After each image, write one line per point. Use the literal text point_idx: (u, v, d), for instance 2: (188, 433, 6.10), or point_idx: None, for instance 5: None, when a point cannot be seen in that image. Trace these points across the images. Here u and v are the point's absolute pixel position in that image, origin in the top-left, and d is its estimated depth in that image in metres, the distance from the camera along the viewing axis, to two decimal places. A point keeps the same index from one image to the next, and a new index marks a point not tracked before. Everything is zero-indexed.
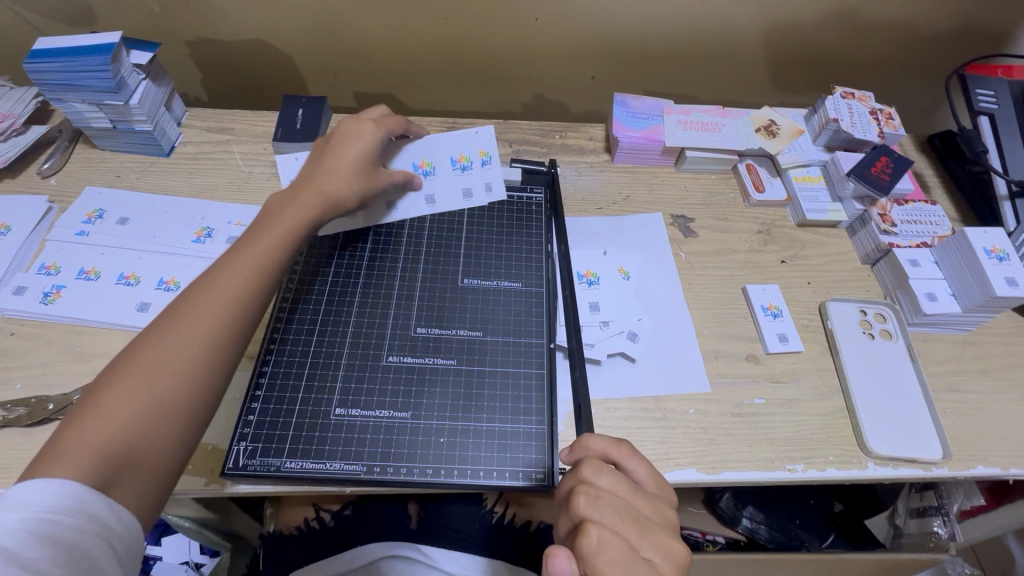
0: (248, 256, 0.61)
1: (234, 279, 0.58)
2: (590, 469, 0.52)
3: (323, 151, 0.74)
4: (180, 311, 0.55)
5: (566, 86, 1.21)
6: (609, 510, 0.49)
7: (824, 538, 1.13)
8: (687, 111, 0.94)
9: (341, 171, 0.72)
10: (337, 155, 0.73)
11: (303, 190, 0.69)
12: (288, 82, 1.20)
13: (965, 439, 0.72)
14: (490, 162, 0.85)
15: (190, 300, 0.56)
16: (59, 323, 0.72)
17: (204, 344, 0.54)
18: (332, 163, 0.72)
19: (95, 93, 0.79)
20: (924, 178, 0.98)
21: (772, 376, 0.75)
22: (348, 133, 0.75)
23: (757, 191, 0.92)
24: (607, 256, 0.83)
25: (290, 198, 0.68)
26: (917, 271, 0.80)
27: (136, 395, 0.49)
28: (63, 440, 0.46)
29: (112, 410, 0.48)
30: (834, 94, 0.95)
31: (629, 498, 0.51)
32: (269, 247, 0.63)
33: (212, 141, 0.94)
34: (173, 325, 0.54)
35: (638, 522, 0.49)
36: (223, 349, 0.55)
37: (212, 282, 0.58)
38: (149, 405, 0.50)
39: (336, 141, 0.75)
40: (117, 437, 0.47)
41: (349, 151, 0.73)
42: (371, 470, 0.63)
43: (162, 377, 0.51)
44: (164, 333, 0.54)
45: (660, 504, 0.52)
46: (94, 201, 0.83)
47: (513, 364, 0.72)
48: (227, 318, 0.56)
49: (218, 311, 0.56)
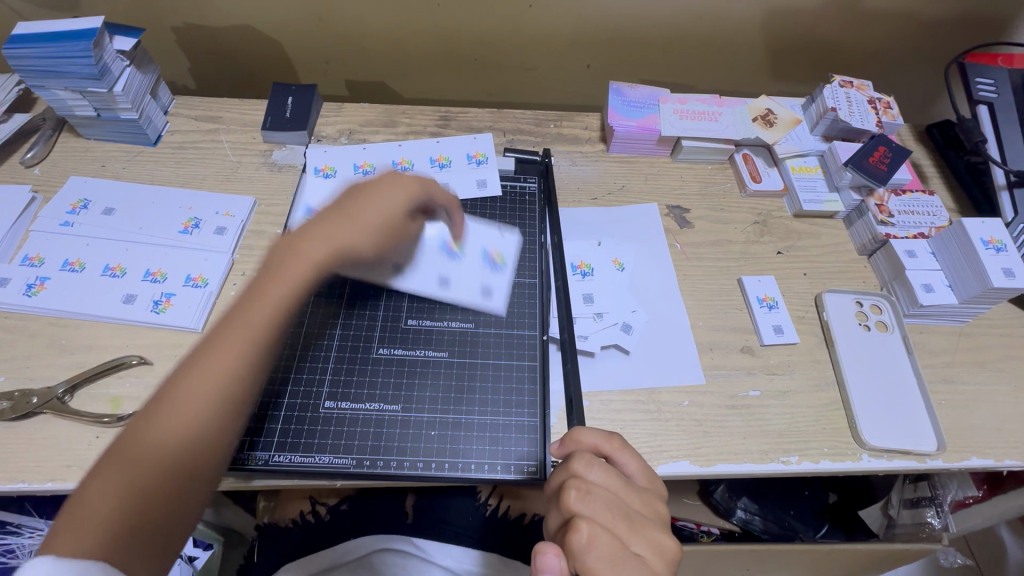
0: (250, 311, 0.52)
1: (231, 342, 0.50)
2: (581, 463, 0.51)
3: (350, 193, 0.64)
4: (173, 382, 0.48)
5: (561, 74, 1.19)
6: (600, 505, 0.48)
7: (818, 529, 1.14)
8: (684, 100, 0.93)
9: (364, 219, 0.61)
10: (361, 200, 0.62)
11: (316, 233, 0.58)
12: (279, 70, 1.18)
13: (959, 431, 0.72)
14: (486, 161, 0.88)
15: (184, 368, 0.49)
16: (44, 315, 0.71)
17: (223, 399, 0.49)
18: (353, 208, 0.61)
19: (77, 81, 0.77)
20: (922, 169, 0.97)
21: (767, 368, 0.74)
22: (381, 182, 0.65)
23: (753, 181, 0.91)
24: (601, 246, 0.82)
25: (300, 242, 0.58)
26: (914, 262, 0.80)
27: (152, 458, 0.45)
28: (77, 500, 0.43)
29: (95, 500, 0.43)
30: (832, 82, 0.94)
31: (619, 492, 0.50)
32: (273, 302, 0.54)
33: (200, 129, 0.92)
34: (166, 397, 0.48)
35: (628, 517, 0.48)
36: (223, 430, 0.49)
37: (238, 321, 0.52)
38: (135, 494, 0.44)
39: (365, 185, 0.64)
40: (128, 506, 0.43)
41: (375, 197, 0.63)
42: (361, 463, 0.62)
43: (178, 438, 0.47)
44: (162, 401, 0.48)
45: (650, 498, 0.52)
46: (80, 191, 0.81)
47: (505, 355, 0.71)
48: (226, 389, 0.49)
49: (242, 361, 0.51)
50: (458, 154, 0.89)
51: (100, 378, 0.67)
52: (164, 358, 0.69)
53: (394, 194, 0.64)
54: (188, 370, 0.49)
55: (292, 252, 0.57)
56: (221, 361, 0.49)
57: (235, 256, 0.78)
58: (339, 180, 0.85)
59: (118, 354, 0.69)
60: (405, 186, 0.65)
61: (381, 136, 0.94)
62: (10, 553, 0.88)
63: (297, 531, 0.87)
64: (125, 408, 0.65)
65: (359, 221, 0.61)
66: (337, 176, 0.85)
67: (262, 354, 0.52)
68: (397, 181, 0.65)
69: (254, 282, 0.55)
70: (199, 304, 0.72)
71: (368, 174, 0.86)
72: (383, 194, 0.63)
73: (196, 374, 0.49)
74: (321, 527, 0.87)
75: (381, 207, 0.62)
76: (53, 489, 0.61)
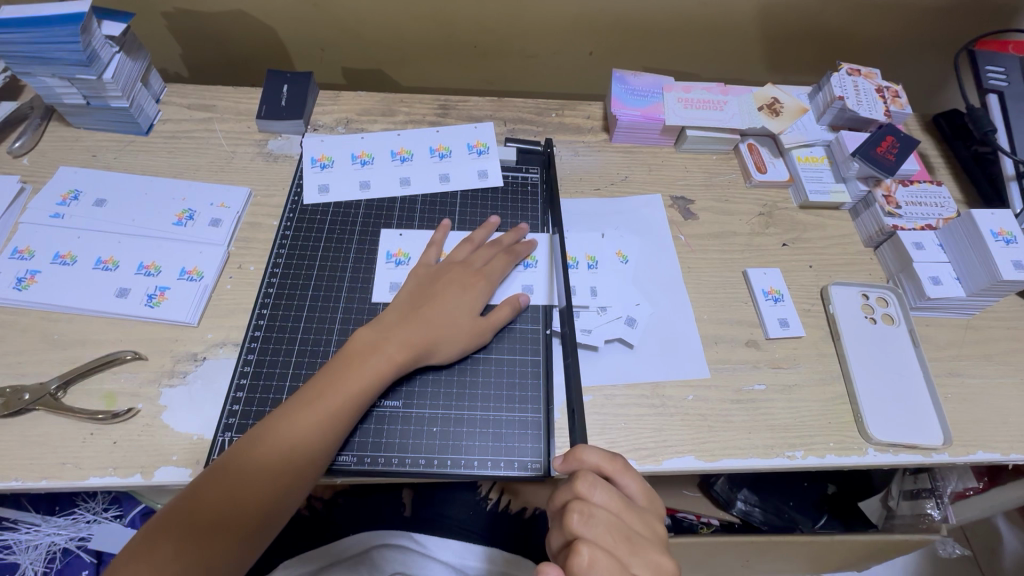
0: (331, 392, 0.60)
1: (300, 439, 0.57)
2: (584, 484, 0.50)
3: (427, 286, 0.69)
4: (246, 463, 0.55)
5: (562, 61, 1.17)
6: (602, 529, 0.49)
7: (816, 520, 1.11)
8: (688, 88, 0.91)
9: (440, 321, 0.66)
10: (437, 301, 0.68)
11: (394, 332, 0.64)
12: (273, 57, 1.15)
13: (965, 424, 0.71)
14: (487, 152, 0.86)
15: (257, 452, 0.56)
16: (35, 309, 0.69)
17: (285, 462, 0.56)
18: (430, 308, 0.67)
19: (65, 67, 0.74)
20: (929, 160, 0.96)
21: (772, 362, 0.73)
22: (459, 278, 0.70)
23: (759, 172, 0.90)
24: (605, 239, 0.81)
25: (378, 339, 0.63)
26: (922, 254, 0.79)
27: (218, 502, 0.53)
28: (165, 519, 0.52)
29: (158, 559, 0.49)
30: (839, 71, 0.92)
31: (621, 514, 0.50)
32: (342, 405, 0.59)
33: (193, 118, 0.90)
34: (236, 475, 0.54)
35: (629, 540, 0.49)
36: (279, 492, 0.56)
37: (320, 393, 0.59)
38: (192, 567, 0.50)
39: (441, 282, 0.70)
40: (194, 540, 0.51)
41: (451, 300, 0.68)
42: (362, 460, 0.61)
43: (242, 492, 0.54)
44: (247, 449, 0.56)
45: (649, 518, 0.52)
46: (70, 181, 0.79)
47: (508, 350, 0.70)
48: (287, 483, 0.56)
49: (310, 432, 0.57)
50: (458, 144, 0.87)
51: (94, 374, 0.65)
52: (160, 353, 0.67)
53: (470, 297, 0.69)
54: (260, 456, 0.56)
55: (371, 354, 0.62)
56: (288, 456, 0.56)
57: (231, 249, 0.77)
58: (336, 170, 0.83)
59: (112, 350, 0.67)
60: (479, 290, 0.70)
61: (379, 126, 0.92)
62: (7, 549, 0.87)
63: (291, 526, 0.86)
64: (120, 404, 0.64)
65: (435, 323, 0.66)
66: (333, 166, 0.83)
67: (324, 454, 0.58)
68: (472, 282, 0.70)
69: (331, 375, 0.61)
70: (195, 298, 0.71)
71: (366, 165, 0.84)
72: (460, 294, 0.69)
73: (266, 463, 0.55)
74: (317, 520, 0.87)
75: (458, 311, 0.67)
76: (47, 487, 0.59)
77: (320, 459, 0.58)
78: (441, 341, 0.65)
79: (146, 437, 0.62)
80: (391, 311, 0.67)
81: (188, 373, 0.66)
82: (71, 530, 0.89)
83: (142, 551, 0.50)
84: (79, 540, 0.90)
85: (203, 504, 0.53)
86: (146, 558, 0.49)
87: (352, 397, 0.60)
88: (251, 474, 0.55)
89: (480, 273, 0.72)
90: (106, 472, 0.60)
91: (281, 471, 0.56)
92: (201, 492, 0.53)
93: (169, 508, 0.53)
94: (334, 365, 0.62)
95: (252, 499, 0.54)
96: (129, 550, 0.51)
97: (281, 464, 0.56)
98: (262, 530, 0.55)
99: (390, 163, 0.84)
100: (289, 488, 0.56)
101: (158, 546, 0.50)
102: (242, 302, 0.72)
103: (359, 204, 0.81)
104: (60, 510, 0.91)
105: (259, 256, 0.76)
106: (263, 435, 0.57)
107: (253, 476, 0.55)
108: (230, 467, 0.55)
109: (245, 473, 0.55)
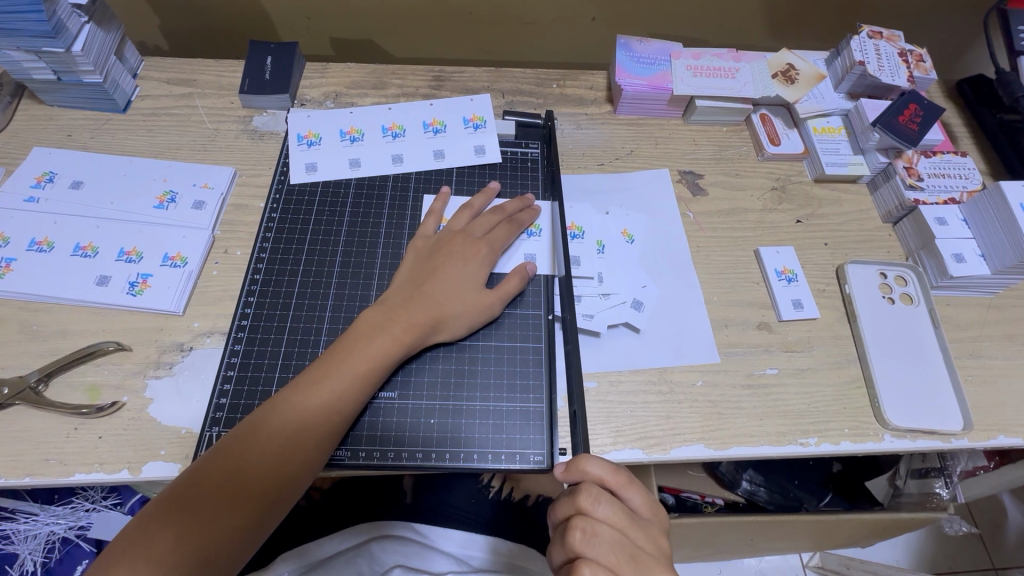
0: (333, 375, 0.56)
1: (306, 420, 0.54)
2: (587, 498, 0.48)
3: (428, 260, 0.66)
4: (249, 448, 0.52)
5: (563, 28, 1.11)
6: (605, 549, 0.46)
7: (821, 497, 1.08)
8: (698, 55, 0.85)
9: (444, 298, 0.63)
10: (439, 276, 0.64)
11: (396, 312, 0.61)
12: (258, 27, 1.09)
13: (987, 408, 0.68)
14: (484, 126, 0.81)
15: (258, 436, 0.53)
16: (12, 298, 0.66)
17: (290, 449, 0.53)
18: (433, 284, 0.64)
19: (30, 40, 0.69)
20: (952, 129, 0.90)
21: (785, 345, 0.70)
22: (461, 250, 0.67)
23: (772, 143, 0.85)
24: (609, 216, 0.77)
25: (380, 318, 0.61)
26: (945, 230, 0.74)
27: (220, 489, 0.50)
28: (160, 510, 0.49)
29: (156, 551, 0.47)
30: (860, 34, 0.86)
31: (625, 531, 0.48)
32: (347, 387, 0.56)
33: (172, 94, 0.85)
34: (238, 459, 0.52)
35: (634, 559, 0.47)
36: (285, 480, 0.53)
37: (322, 377, 0.56)
38: (193, 557, 0.48)
39: (441, 255, 0.66)
40: (193, 535, 0.48)
41: (455, 274, 0.65)
42: (356, 455, 0.59)
43: (247, 480, 0.51)
44: (246, 438, 0.53)
45: (654, 534, 0.49)
46: (44, 163, 0.75)
47: (508, 337, 0.67)
48: (294, 465, 0.53)
49: (318, 415, 0.55)
50: (453, 117, 0.82)
51: (76, 366, 0.63)
52: (144, 344, 0.64)
53: (473, 269, 0.66)
54: (264, 439, 0.53)
55: (376, 334, 0.59)
56: (293, 438, 0.53)
57: (216, 233, 0.73)
58: (324, 148, 0.78)
59: (94, 341, 0.64)
60: (481, 260, 0.67)
61: (370, 100, 0.87)
62: (7, 538, 0.86)
63: (292, 516, 0.88)
64: (105, 397, 0.61)
65: (438, 299, 0.63)
66: (321, 144, 0.79)
67: (333, 433, 0.56)
68: (473, 253, 0.67)
69: (334, 355, 0.58)
70: (179, 285, 0.67)
71: (355, 141, 0.79)
72: (461, 267, 0.65)
73: (271, 446, 0.53)
74: (316, 510, 0.89)
75: (462, 285, 0.64)
76: (32, 484, 0.57)
77: (327, 442, 0.55)
78: (446, 318, 0.63)
79: (132, 431, 0.59)
80: (391, 291, 0.64)
81: (175, 364, 0.64)
82: (70, 519, 0.85)
83: (136, 543, 0.47)
84: (78, 529, 0.88)
85: (202, 491, 0.50)
86: (144, 550, 0.47)
87: (357, 382, 0.57)
88: (254, 460, 0.52)
89: (482, 243, 0.68)
90: (92, 468, 0.57)
91: (288, 454, 0.53)
92: (200, 476, 0.51)
93: (165, 496, 0.50)
94: (337, 346, 0.59)
95: (256, 483, 0.52)
96: (123, 540, 0.48)
97: (288, 447, 0.53)
98: (268, 513, 0.53)
99: (381, 139, 0.80)
100: (296, 470, 0.54)
101: (156, 537, 0.48)
102: (229, 290, 0.69)
103: (349, 183, 0.76)
104: (59, 498, 0.87)
105: (245, 240, 0.73)
106: (266, 418, 0.54)
107: (256, 460, 0.52)
108: (232, 452, 0.52)
109: (249, 456, 0.52)
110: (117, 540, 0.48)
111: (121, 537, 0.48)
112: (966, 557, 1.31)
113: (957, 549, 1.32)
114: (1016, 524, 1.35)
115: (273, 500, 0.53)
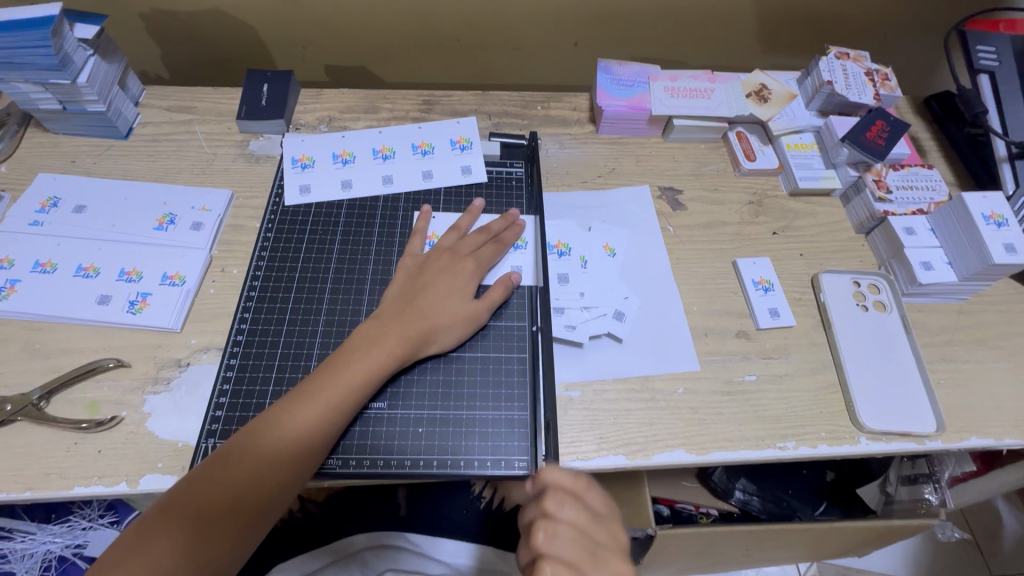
0: (326, 388, 0.59)
1: (300, 433, 0.56)
2: (551, 502, 0.51)
3: (418, 277, 0.69)
4: (243, 458, 0.54)
5: (547, 53, 1.15)
6: (567, 545, 0.49)
7: (816, 506, 1.08)
8: (675, 77, 0.90)
9: (434, 312, 0.66)
10: (430, 292, 0.67)
11: (389, 327, 0.64)
12: (255, 56, 1.14)
13: (960, 410, 0.70)
14: (471, 147, 0.85)
15: (252, 447, 0.55)
16: (16, 318, 0.68)
17: (284, 459, 0.55)
18: (423, 299, 0.66)
19: (38, 72, 0.73)
20: (921, 143, 0.94)
21: (763, 352, 0.73)
22: (450, 266, 0.70)
23: (748, 159, 0.88)
24: (591, 232, 0.80)
25: (373, 333, 0.63)
26: (913, 239, 0.78)
27: (215, 498, 0.52)
28: (156, 518, 0.51)
29: (153, 558, 0.49)
30: (827, 55, 0.91)
31: (587, 529, 0.51)
32: (341, 399, 0.59)
33: (172, 120, 0.89)
34: (233, 470, 0.54)
35: (594, 555, 0.49)
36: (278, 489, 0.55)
37: (315, 390, 0.58)
38: (189, 563, 0.50)
39: (432, 272, 0.69)
40: (189, 541, 0.50)
41: (444, 289, 0.67)
42: (347, 463, 0.61)
43: (241, 489, 0.53)
44: (241, 449, 0.55)
45: (615, 531, 0.52)
46: (48, 188, 0.78)
47: (493, 348, 0.69)
48: (288, 476, 0.55)
49: (310, 427, 0.57)
50: (441, 139, 0.86)
51: (77, 383, 0.65)
52: (143, 360, 0.67)
53: (463, 284, 0.69)
54: (259, 451, 0.55)
55: (368, 348, 0.62)
56: (287, 450, 0.55)
57: (213, 252, 0.76)
58: (318, 170, 0.82)
59: (94, 358, 0.66)
60: (471, 276, 0.70)
61: (362, 124, 0.91)
62: (5, 557, 0.86)
63: (285, 529, 0.89)
64: (104, 412, 0.63)
65: (428, 314, 0.65)
66: (315, 166, 0.82)
67: (324, 445, 0.58)
68: (462, 269, 0.70)
69: (327, 369, 0.60)
70: (177, 303, 0.70)
71: (347, 164, 0.83)
72: (451, 283, 0.68)
73: (265, 457, 0.55)
74: (310, 522, 0.89)
75: (451, 300, 0.67)
76: (32, 498, 0.59)
77: (319, 453, 0.57)
78: (437, 331, 0.65)
79: (131, 445, 0.61)
80: (383, 306, 0.67)
81: (173, 380, 0.66)
82: (67, 538, 0.86)
83: (133, 553, 0.49)
84: (75, 547, 0.89)
85: (199, 499, 0.52)
86: (141, 556, 0.48)
87: (348, 394, 0.59)
88: (249, 469, 0.54)
89: (471, 260, 0.71)
90: (91, 481, 0.59)
91: (282, 464, 0.55)
92: (197, 485, 0.53)
93: (160, 505, 0.52)
94: (330, 360, 0.61)
95: (251, 492, 0.54)
96: (121, 546, 0.50)
97: (283, 459, 0.55)
98: (262, 521, 0.55)
99: (372, 161, 0.83)
100: (291, 479, 0.56)
101: (151, 545, 0.49)
102: (226, 306, 0.72)
103: (341, 203, 0.80)
104: (56, 517, 0.88)
105: (241, 259, 0.76)
106: (260, 430, 0.56)
107: (251, 470, 0.54)
108: (227, 463, 0.54)
109: (243, 466, 0.54)
110: (116, 548, 0.49)
111: (119, 543, 0.50)
112: (963, 565, 1.31)
113: (954, 558, 1.32)
114: (1014, 531, 1.33)
115: (266, 508, 0.55)
